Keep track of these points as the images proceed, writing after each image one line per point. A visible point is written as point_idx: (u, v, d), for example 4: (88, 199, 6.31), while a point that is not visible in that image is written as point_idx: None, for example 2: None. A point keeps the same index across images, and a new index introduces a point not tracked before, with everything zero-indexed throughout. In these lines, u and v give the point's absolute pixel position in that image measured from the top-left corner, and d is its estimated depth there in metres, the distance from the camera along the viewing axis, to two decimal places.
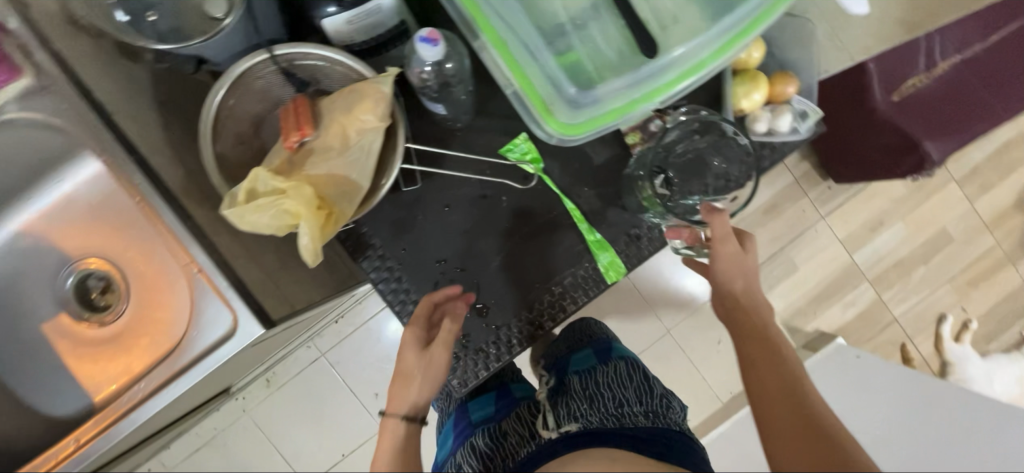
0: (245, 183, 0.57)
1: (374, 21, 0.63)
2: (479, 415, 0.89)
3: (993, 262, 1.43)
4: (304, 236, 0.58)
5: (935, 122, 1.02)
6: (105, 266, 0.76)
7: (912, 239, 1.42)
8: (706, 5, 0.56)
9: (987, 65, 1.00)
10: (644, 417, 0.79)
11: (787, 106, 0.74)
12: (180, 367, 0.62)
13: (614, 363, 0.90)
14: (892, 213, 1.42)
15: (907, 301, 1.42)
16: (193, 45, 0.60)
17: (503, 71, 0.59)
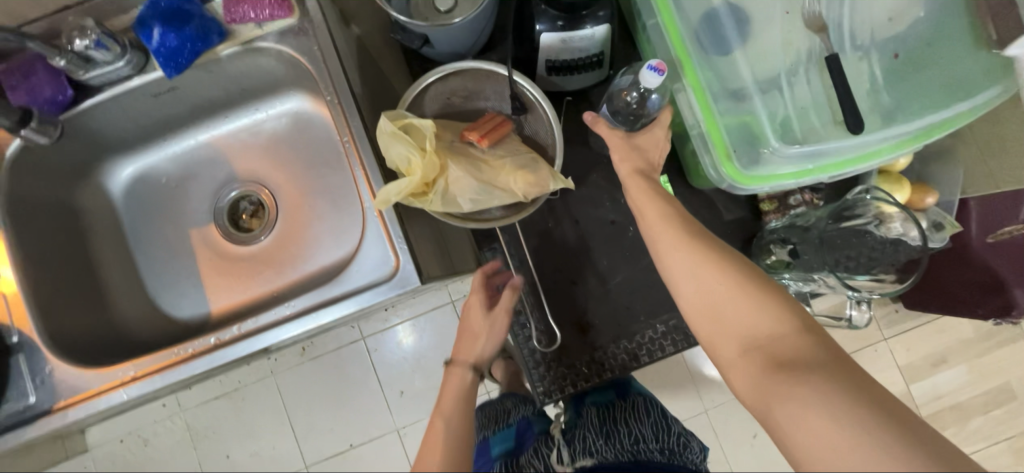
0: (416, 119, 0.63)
1: (581, 45, 0.72)
2: (501, 449, 0.84)
3: None
4: (397, 184, 0.60)
5: None
6: (264, 192, 0.83)
7: (974, 387, 1.36)
8: (893, 102, 0.61)
9: None
10: (661, 454, 0.78)
11: (923, 214, 0.79)
12: (330, 297, 0.66)
13: (632, 397, 0.88)
14: (956, 353, 1.37)
15: (959, 449, 1.36)
16: (423, 25, 0.69)
17: (693, 114, 0.66)
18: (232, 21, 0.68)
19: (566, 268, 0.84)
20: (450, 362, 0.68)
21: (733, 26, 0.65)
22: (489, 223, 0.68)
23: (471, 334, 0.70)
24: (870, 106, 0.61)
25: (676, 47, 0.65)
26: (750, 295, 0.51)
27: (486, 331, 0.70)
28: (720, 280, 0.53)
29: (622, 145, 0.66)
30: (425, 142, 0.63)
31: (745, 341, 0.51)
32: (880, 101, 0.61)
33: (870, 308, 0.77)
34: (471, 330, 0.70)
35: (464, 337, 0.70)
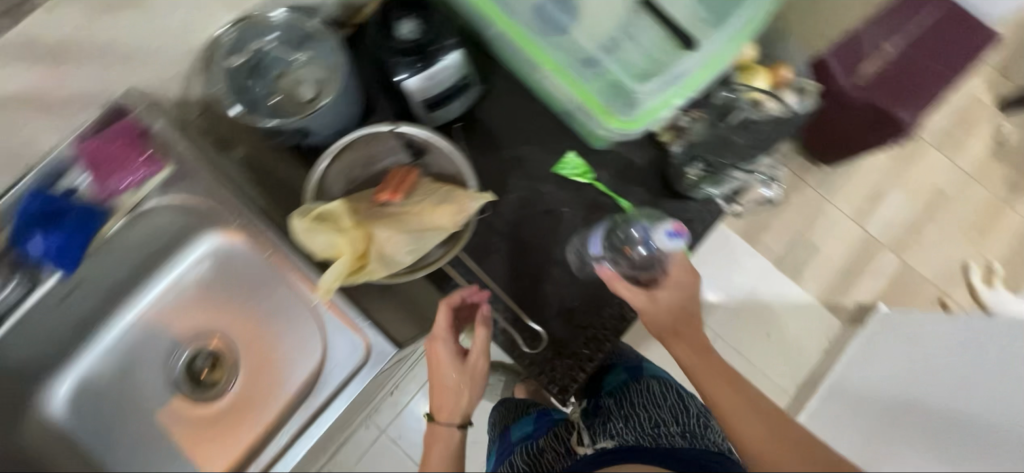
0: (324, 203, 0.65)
1: (443, 78, 0.77)
2: (519, 433, 0.92)
3: (991, 209, 1.48)
4: (332, 270, 0.62)
5: (898, 90, 1.01)
6: (214, 341, 0.80)
7: (912, 203, 1.48)
8: (712, 17, 0.70)
9: (924, 42, 1.02)
10: (682, 438, 0.80)
11: (787, 87, 0.88)
12: (319, 405, 0.65)
13: (645, 380, 0.92)
14: (886, 183, 1.49)
15: (928, 260, 1.47)
16: (297, 121, 0.71)
17: (564, 92, 0.72)
18: (108, 196, 0.69)
19: (529, 270, 0.87)
20: (434, 421, 0.73)
21: (560, 9, 0.72)
22: (436, 266, 0.70)
23: (448, 388, 0.74)
24: (692, 27, 0.70)
25: (523, 44, 0.71)
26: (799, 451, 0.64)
27: (466, 384, 0.74)
28: (758, 420, 0.67)
29: (647, 303, 0.76)
30: (343, 221, 0.65)
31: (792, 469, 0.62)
32: (696, 20, 0.70)
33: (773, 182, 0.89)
34: (447, 386, 0.73)
35: (441, 392, 0.74)
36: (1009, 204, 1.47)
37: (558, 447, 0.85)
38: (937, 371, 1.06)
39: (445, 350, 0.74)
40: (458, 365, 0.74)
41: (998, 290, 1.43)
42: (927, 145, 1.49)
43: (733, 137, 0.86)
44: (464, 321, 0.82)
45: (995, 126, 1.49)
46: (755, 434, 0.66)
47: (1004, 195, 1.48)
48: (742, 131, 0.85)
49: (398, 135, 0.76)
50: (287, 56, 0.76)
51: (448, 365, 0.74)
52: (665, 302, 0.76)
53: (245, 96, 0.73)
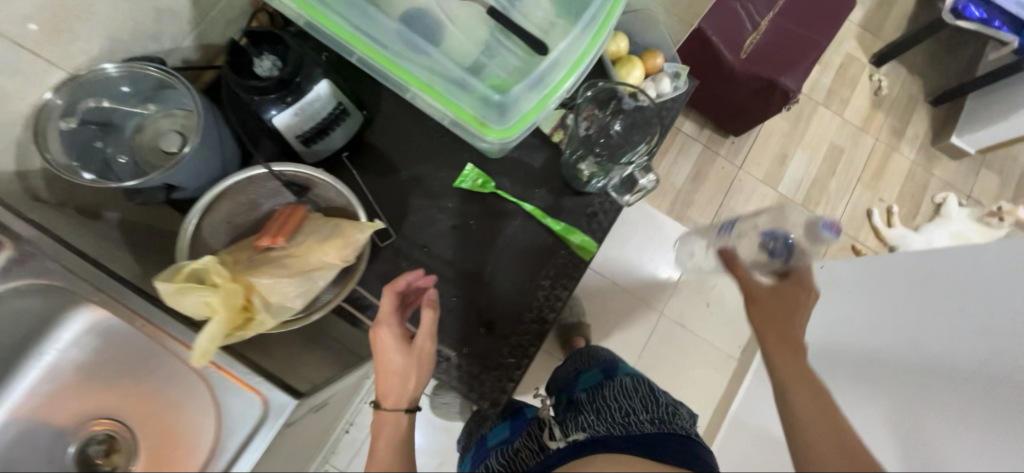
0: (191, 262, 0.61)
1: (315, 109, 0.74)
2: (495, 439, 0.79)
3: (882, 155, 1.57)
4: (203, 335, 0.57)
5: (781, 59, 1.10)
6: (107, 422, 0.73)
7: (814, 160, 1.55)
8: (569, 12, 0.71)
9: (792, 12, 1.12)
10: (651, 423, 0.69)
11: (661, 73, 0.92)
12: (218, 471, 0.60)
13: (620, 377, 0.81)
14: (790, 144, 1.55)
15: (837, 209, 1.53)
16: (157, 177, 0.65)
17: (437, 108, 0.71)
18: None
19: (443, 289, 0.86)
20: (378, 412, 0.61)
21: (419, 26, 0.69)
22: (330, 305, 0.68)
23: (397, 375, 0.63)
24: (548, 33, 0.70)
25: (389, 67, 0.69)
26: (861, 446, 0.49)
27: (414, 367, 0.63)
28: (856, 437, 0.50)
29: (765, 293, 0.63)
30: (214, 278, 0.60)
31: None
32: (552, 26, 0.70)
33: (653, 174, 0.89)
34: (393, 372, 0.62)
35: (389, 378, 0.64)
36: (895, 147, 1.57)
37: (530, 444, 0.72)
38: (910, 304, 0.88)
39: (388, 334, 0.64)
40: (404, 347, 0.63)
41: (900, 228, 1.52)
42: (818, 104, 1.57)
43: (616, 123, 0.86)
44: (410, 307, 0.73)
45: (876, 78, 1.58)
46: (830, 415, 0.52)
47: (890, 140, 1.57)
48: (622, 115, 0.86)
49: (273, 175, 0.72)
50: (137, 109, 0.72)
51: (393, 349, 0.63)
52: (789, 301, 0.63)
53: (98, 160, 0.70)
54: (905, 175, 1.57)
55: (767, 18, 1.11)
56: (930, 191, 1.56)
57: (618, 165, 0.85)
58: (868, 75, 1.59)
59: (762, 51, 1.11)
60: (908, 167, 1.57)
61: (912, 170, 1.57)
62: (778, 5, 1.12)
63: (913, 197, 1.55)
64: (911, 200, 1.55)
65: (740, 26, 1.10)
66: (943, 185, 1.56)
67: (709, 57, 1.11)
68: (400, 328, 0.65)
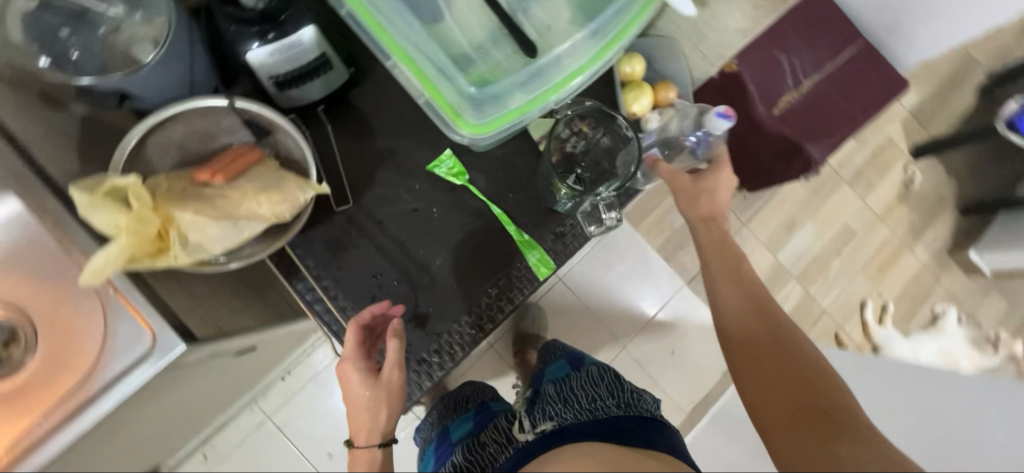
0: (114, 177, 0.58)
1: (296, 54, 0.70)
2: (460, 432, 0.87)
3: (893, 250, 1.48)
4: (101, 254, 0.53)
5: (813, 125, 1.03)
6: (8, 312, 0.71)
7: (822, 235, 1.47)
8: (574, 19, 0.67)
9: (841, 79, 1.03)
10: (616, 408, 0.77)
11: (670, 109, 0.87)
12: (93, 394, 0.59)
13: (585, 367, 0.87)
14: (802, 214, 1.46)
15: (831, 292, 1.46)
16: (115, 80, 0.63)
17: (415, 85, 0.68)
18: None
19: (387, 270, 0.82)
20: (353, 447, 0.70)
21: None
22: (253, 258, 0.65)
23: (364, 409, 0.71)
24: (543, 37, 0.67)
25: (375, 29, 0.65)
26: (772, 334, 0.66)
27: (381, 401, 0.70)
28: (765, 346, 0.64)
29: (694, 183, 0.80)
30: (135, 199, 0.58)
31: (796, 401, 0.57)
32: (550, 30, 0.67)
33: (617, 212, 0.84)
34: (362, 407, 0.69)
35: (358, 414, 0.71)
36: (910, 246, 1.47)
37: (499, 438, 0.80)
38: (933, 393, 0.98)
39: (354, 370, 0.71)
40: (370, 383, 0.70)
41: (889, 328, 1.45)
42: (845, 182, 1.47)
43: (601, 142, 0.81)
44: (382, 336, 0.79)
45: (910, 170, 1.47)
46: (751, 347, 0.65)
47: (907, 236, 1.47)
48: (608, 135, 0.81)
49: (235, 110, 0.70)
50: (110, 6, 0.69)
51: (359, 385, 0.70)
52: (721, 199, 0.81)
53: (57, 45, 0.67)
54: (912, 277, 1.48)
55: (812, 78, 1.02)
56: (932, 299, 1.48)
57: (595, 190, 0.80)
58: (905, 163, 1.47)
59: (798, 112, 1.02)
60: (918, 268, 1.48)
61: (921, 273, 1.48)
62: (828, 68, 1.03)
63: (913, 299, 1.47)
64: (910, 302, 1.47)
65: (780, 79, 1.02)
66: (949, 297, 1.48)
67: (738, 106, 1.03)
68: (365, 363, 0.71)
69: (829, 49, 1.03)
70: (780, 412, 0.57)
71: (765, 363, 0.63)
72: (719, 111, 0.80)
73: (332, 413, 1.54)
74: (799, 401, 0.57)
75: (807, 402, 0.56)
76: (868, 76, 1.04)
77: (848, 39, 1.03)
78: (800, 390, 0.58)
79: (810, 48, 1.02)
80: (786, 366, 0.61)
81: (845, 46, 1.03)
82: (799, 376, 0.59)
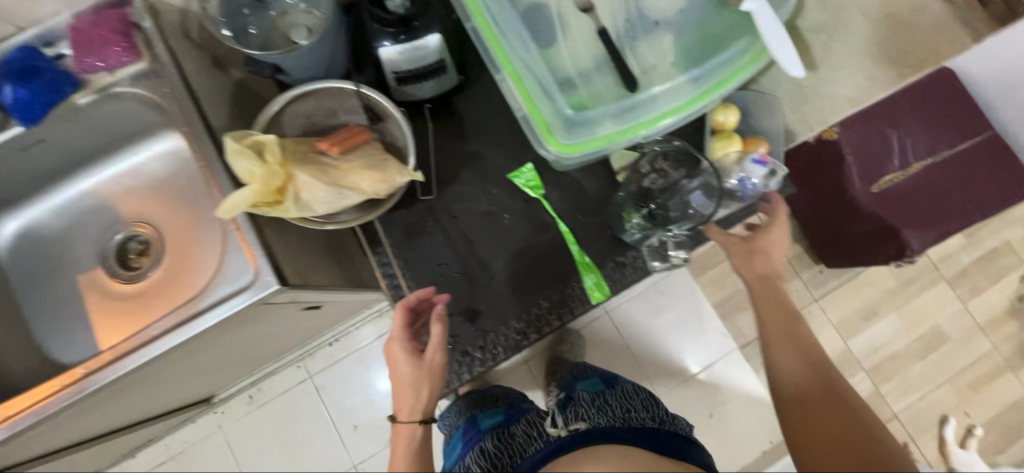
0: (258, 134, 0.69)
1: (420, 55, 0.80)
2: (488, 422, 0.90)
3: (992, 367, 1.27)
4: (237, 195, 0.63)
5: (916, 210, 0.95)
6: (149, 230, 0.86)
7: (907, 333, 1.32)
8: (675, 65, 0.71)
9: (960, 168, 0.93)
10: (653, 421, 0.81)
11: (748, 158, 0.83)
12: (197, 310, 0.68)
13: (621, 384, 0.94)
14: (881, 304, 1.34)
15: (907, 398, 1.31)
16: (274, 55, 0.75)
17: (516, 99, 0.73)
18: (83, 71, 0.71)
19: (452, 262, 0.89)
20: (395, 421, 0.75)
21: (535, 21, 0.74)
22: (345, 223, 0.74)
23: (407, 385, 0.76)
24: (644, 74, 0.71)
25: (491, 45, 0.72)
26: (798, 353, 0.66)
27: (422, 380, 0.75)
28: (802, 377, 0.63)
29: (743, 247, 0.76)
30: (269, 155, 0.69)
31: (826, 434, 0.57)
32: (652, 70, 0.71)
33: (686, 252, 0.86)
34: (405, 383, 0.75)
35: (400, 390, 0.76)
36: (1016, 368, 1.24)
37: (531, 431, 0.84)
38: None
39: (400, 348, 0.76)
40: (413, 362, 0.75)
41: None
42: (944, 280, 1.32)
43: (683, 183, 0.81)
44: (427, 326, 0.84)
45: None
46: (792, 378, 0.64)
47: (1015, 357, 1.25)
48: (688, 175, 0.81)
49: (359, 95, 0.81)
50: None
51: (404, 362, 0.76)
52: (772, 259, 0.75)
53: (240, 22, 0.81)
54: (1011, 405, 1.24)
55: (921, 162, 0.94)
56: None
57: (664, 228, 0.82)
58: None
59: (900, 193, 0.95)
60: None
61: None
62: (944, 153, 0.94)
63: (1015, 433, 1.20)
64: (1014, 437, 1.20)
65: (885, 156, 0.95)
66: None
67: (831, 175, 0.99)
68: (410, 343, 0.77)
69: (953, 133, 0.93)
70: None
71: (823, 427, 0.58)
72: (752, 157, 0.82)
73: (365, 389, 1.62)
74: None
75: (840, 436, 0.56)
76: (999, 169, 0.92)
77: (980, 126, 0.92)
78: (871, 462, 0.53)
79: (933, 126, 0.93)
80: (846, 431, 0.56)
81: (975, 133, 0.92)
82: (821, 406, 0.59)
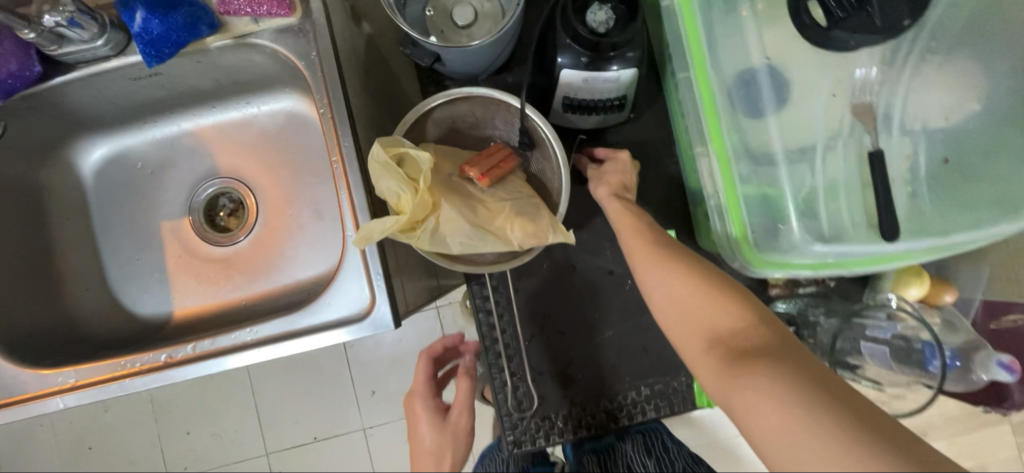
0: (410, 149, 0.58)
1: (604, 87, 0.66)
2: None
3: None
4: (382, 224, 0.54)
5: None
6: (245, 193, 0.77)
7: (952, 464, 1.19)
8: (931, 204, 0.53)
9: None
10: None
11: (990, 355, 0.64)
12: (300, 328, 0.60)
13: (632, 437, 0.83)
14: (938, 428, 1.19)
15: None
16: (436, 45, 0.62)
17: (714, 181, 0.59)
18: (225, 12, 0.61)
19: (558, 314, 0.79)
20: None
21: (772, 89, 0.56)
22: (479, 268, 0.63)
23: (428, 454, 0.61)
24: (910, 212, 0.53)
25: (708, 108, 0.57)
26: (670, 259, 0.56)
27: (446, 448, 0.61)
28: (677, 278, 0.54)
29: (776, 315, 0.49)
30: (419, 177, 0.58)
31: (708, 341, 0.49)
32: (921, 210, 0.53)
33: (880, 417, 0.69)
34: (425, 449, 0.61)
35: (419, 458, 0.62)
36: None
37: None
38: None
39: (422, 407, 0.64)
40: (437, 424, 0.62)
41: None
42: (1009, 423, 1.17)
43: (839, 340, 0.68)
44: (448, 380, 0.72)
45: None
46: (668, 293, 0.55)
47: None
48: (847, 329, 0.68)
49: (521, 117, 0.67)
50: None
51: (426, 423, 0.63)
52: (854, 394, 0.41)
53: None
54: None
55: None
56: None
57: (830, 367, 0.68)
58: None
59: None
60: None
61: None
62: None
63: None
64: None
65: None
66: None
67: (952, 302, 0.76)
68: (433, 394, 0.65)
69: None
70: (803, 432, 0.38)
71: (743, 348, 0.46)
72: (1004, 360, 0.63)
73: (386, 353, 1.17)
74: (818, 389, 0.40)
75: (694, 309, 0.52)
76: None
77: None
78: (838, 386, 0.41)
79: None
80: (773, 345, 0.45)
81: None
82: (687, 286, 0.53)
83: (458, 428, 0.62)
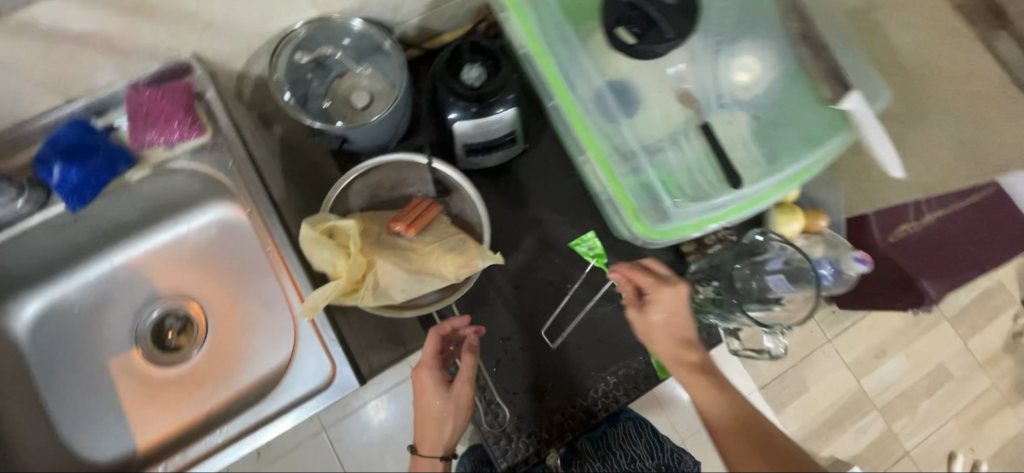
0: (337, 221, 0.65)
1: (493, 128, 0.77)
2: None
3: (992, 404, 1.29)
4: (325, 291, 0.60)
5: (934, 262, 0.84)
6: (190, 308, 0.79)
7: (915, 372, 1.29)
8: (760, 152, 0.67)
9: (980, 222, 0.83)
10: None
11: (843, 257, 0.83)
12: (271, 414, 0.63)
13: (622, 423, 0.89)
14: (893, 343, 1.29)
15: (917, 435, 1.28)
16: (340, 128, 0.71)
17: (600, 180, 0.71)
18: (140, 147, 0.68)
19: (516, 333, 0.85)
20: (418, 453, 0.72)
21: (621, 97, 0.69)
22: (426, 309, 0.69)
23: (435, 419, 0.71)
24: (748, 165, 0.66)
25: (577, 125, 0.69)
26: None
27: (448, 415, 0.70)
28: None
29: None
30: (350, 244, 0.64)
31: None
32: (755, 160, 0.67)
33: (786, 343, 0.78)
34: (431, 415, 0.70)
35: (425, 423, 0.71)
36: (1011, 404, 1.29)
37: None
38: None
39: (430, 377, 0.71)
40: (443, 395, 0.70)
41: None
42: (944, 319, 1.31)
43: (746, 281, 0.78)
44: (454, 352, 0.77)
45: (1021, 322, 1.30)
46: None
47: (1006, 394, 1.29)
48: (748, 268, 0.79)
49: (431, 170, 0.76)
50: (353, 63, 0.79)
51: (434, 393, 0.70)
52: None
53: (300, 91, 0.76)
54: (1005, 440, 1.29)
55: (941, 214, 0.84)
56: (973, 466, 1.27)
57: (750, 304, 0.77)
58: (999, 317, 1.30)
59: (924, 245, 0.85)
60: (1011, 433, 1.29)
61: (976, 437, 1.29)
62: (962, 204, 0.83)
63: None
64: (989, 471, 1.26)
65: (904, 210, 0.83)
66: None
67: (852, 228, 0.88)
68: (439, 371, 0.71)
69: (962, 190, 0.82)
70: None
71: None
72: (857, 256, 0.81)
73: (376, 436, 1.15)
74: None
75: None
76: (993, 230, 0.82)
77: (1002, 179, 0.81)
78: None
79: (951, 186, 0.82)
80: None
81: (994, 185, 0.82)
82: None
83: (461, 397, 0.70)
